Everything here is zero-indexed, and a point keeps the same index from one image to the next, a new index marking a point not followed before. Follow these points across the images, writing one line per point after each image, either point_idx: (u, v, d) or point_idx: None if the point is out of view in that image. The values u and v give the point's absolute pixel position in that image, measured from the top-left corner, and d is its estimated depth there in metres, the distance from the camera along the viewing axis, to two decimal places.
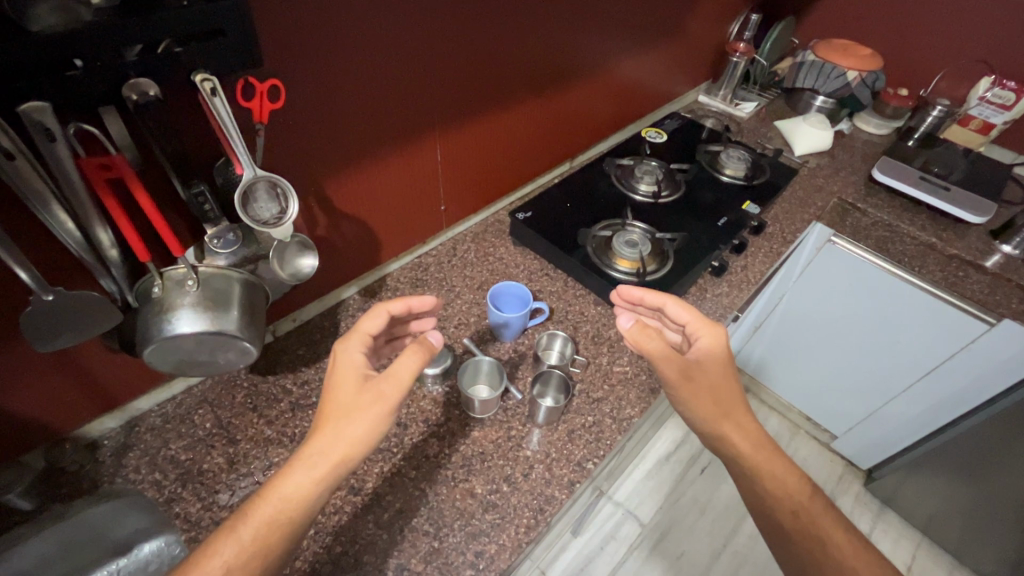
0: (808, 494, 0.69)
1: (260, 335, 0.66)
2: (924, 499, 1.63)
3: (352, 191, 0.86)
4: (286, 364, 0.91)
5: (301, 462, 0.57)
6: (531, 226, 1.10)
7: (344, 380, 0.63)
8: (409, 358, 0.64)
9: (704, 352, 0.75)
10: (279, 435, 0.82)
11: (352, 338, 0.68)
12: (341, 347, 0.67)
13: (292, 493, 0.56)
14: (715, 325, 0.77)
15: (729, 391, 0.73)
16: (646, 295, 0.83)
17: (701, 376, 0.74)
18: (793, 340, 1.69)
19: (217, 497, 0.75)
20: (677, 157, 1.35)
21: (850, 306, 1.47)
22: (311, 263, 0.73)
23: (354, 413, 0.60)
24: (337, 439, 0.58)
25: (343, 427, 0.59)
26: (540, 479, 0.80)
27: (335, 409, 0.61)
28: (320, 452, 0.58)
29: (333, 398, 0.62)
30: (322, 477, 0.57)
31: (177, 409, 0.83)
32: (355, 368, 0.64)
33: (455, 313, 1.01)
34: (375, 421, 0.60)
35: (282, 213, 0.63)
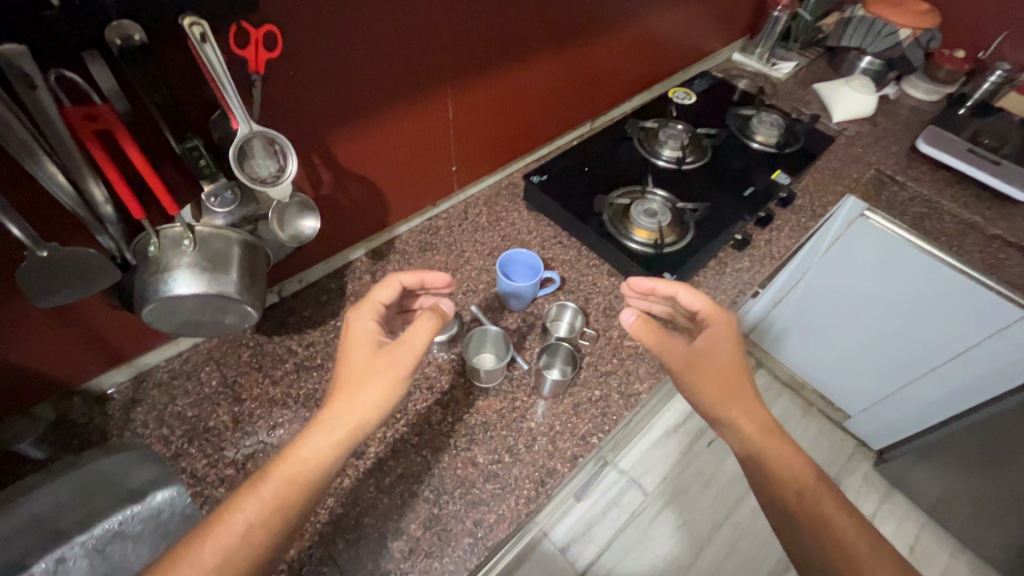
0: (816, 485, 0.67)
1: (260, 297, 0.65)
2: (936, 483, 1.60)
3: (358, 149, 0.82)
4: (292, 324, 0.90)
5: (320, 427, 0.57)
6: (546, 190, 1.05)
7: (359, 346, 0.63)
8: (422, 324, 0.63)
9: (714, 339, 0.72)
10: (283, 396, 0.82)
11: (365, 307, 0.68)
12: (354, 316, 0.67)
13: (311, 455, 0.56)
14: (724, 315, 0.74)
15: (738, 376, 0.70)
16: (658, 284, 0.79)
17: (706, 359, 0.71)
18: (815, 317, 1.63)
19: (223, 454, 0.75)
20: (705, 121, 1.26)
21: (877, 286, 1.41)
22: (312, 226, 0.69)
23: (370, 378, 0.60)
24: (355, 402, 0.58)
25: (361, 391, 0.59)
26: (542, 452, 0.79)
27: (351, 373, 0.61)
28: (339, 416, 0.58)
29: (349, 363, 0.62)
30: (342, 439, 0.57)
31: (184, 365, 0.84)
32: (371, 334, 0.64)
33: (463, 280, 0.99)
34: (393, 385, 0.60)
35: (281, 172, 0.60)
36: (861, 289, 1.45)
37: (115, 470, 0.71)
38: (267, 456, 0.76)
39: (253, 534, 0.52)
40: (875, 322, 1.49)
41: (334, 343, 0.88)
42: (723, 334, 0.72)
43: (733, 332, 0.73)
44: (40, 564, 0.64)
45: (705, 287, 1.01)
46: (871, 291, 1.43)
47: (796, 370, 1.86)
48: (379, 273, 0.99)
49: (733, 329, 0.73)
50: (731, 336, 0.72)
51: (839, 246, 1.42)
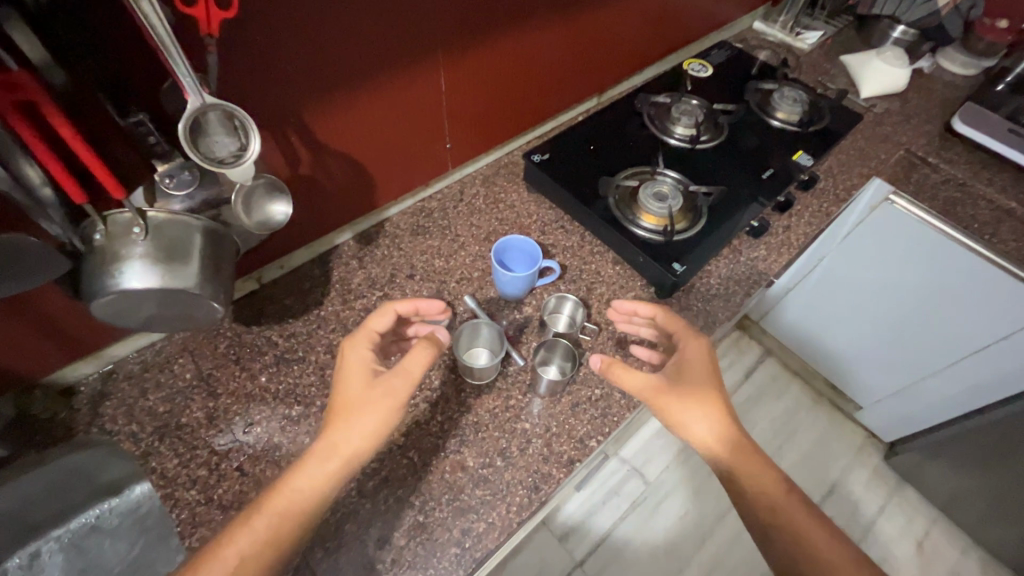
0: (794, 501, 0.65)
1: (225, 291, 0.59)
2: (949, 478, 1.55)
3: (338, 123, 0.75)
4: (273, 314, 0.85)
5: (313, 458, 0.58)
6: (547, 170, 0.97)
7: (354, 376, 0.63)
8: (416, 354, 0.63)
9: (685, 360, 0.72)
10: (261, 391, 0.77)
11: (359, 337, 0.67)
12: (349, 346, 0.66)
13: (304, 486, 0.57)
14: (696, 338, 0.74)
15: (715, 398, 0.68)
16: (631, 305, 0.81)
17: (672, 389, 0.69)
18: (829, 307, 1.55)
19: (196, 453, 0.71)
20: (723, 96, 1.16)
21: (895, 278, 1.35)
22: (283, 211, 0.62)
23: (365, 408, 0.60)
24: (348, 433, 0.59)
25: (353, 422, 0.59)
26: (537, 455, 0.74)
27: (345, 404, 0.61)
28: (333, 446, 0.58)
29: (343, 393, 0.62)
30: (336, 468, 0.58)
31: (156, 356, 0.78)
32: (365, 365, 0.64)
33: (456, 267, 0.92)
34: (387, 415, 0.60)
35: (241, 150, 0.52)
36: (879, 280, 1.38)
37: (85, 466, 0.70)
38: (243, 456, 0.71)
39: (246, 567, 0.53)
40: (892, 314, 1.41)
41: (317, 335, 0.83)
42: (695, 357, 0.72)
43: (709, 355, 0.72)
44: (15, 559, 0.68)
45: (716, 277, 0.95)
46: (887, 284, 1.37)
47: (807, 360, 1.79)
48: (367, 258, 0.92)
49: (706, 354, 0.72)
50: (705, 359, 0.71)
51: (858, 234, 1.34)
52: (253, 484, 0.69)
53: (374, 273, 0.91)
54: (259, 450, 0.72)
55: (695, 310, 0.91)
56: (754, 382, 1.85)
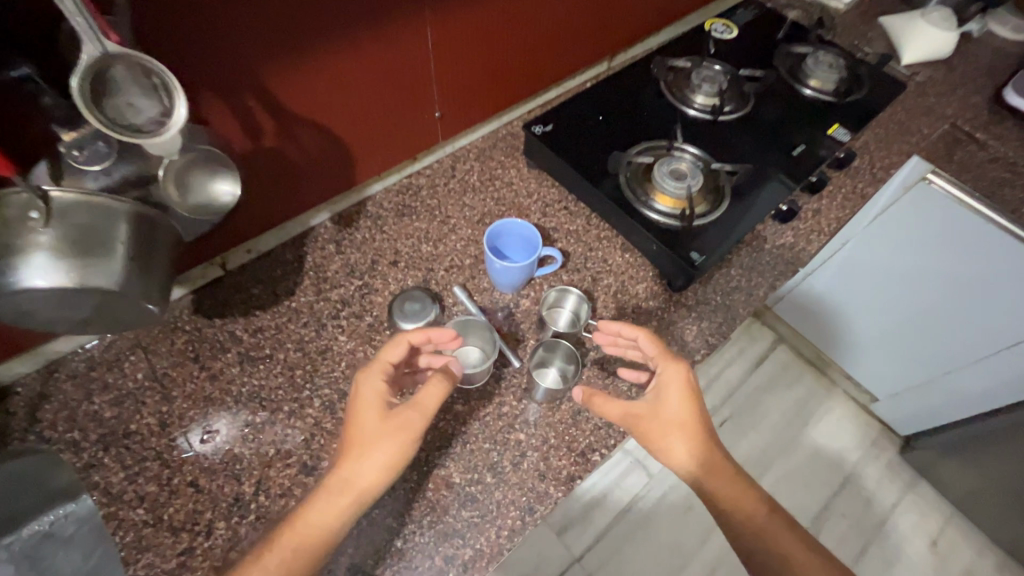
0: (784, 523, 0.61)
1: (160, 288, 0.49)
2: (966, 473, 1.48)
3: (306, 87, 0.64)
4: (239, 305, 0.75)
5: (324, 492, 0.54)
6: (551, 144, 0.86)
7: (366, 408, 0.58)
8: (430, 388, 0.59)
9: (664, 388, 0.64)
10: (222, 393, 0.68)
11: (374, 367, 0.61)
12: (362, 377, 0.60)
13: (316, 522, 0.53)
14: (675, 363, 0.64)
15: (694, 427, 0.62)
16: (626, 330, 0.67)
17: (651, 415, 0.63)
18: (848, 299, 1.43)
19: (144, 466, 0.62)
20: (751, 59, 1.02)
21: (926, 265, 1.22)
22: (230, 191, 0.51)
23: (377, 443, 0.55)
24: (362, 467, 0.54)
25: (365, 458, 0.54)
26: (532, 471, 0.65)
27: (357, 436, 0.56)
28: (344, 481, 0.54)
29: (357, 425, 0.57)
30: (351, 501, 0.54)
31: (105, 352, 0.69)
32: (377, 396, 0.59)
33: (446, 253, 0.82)
34: (401, 451, 0.55)
35: (165, 115, 0.42)
36: (908, 266, 1.25)
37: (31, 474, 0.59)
38: (199, 469, 0.63)
39: None
40: (917, 306, 1.30)
41: (286, 330, 0.74)
42: (673, 385, 0.63)
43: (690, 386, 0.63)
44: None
45: (736, 267, 0.85)
46: (917, 271, 1.25)
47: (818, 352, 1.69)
48: (345, 242, 0.82)
49: (686, 382, 0.63)
50: (683, 385, 0.63)
51: (887, 219, 1.21)
52: (209, 503, 0.61)
53: (353, 259, 0.81)
54: (218, 463, 0.63)
55: (713, 305, 0.81)
56: (767, 371, 1.72)
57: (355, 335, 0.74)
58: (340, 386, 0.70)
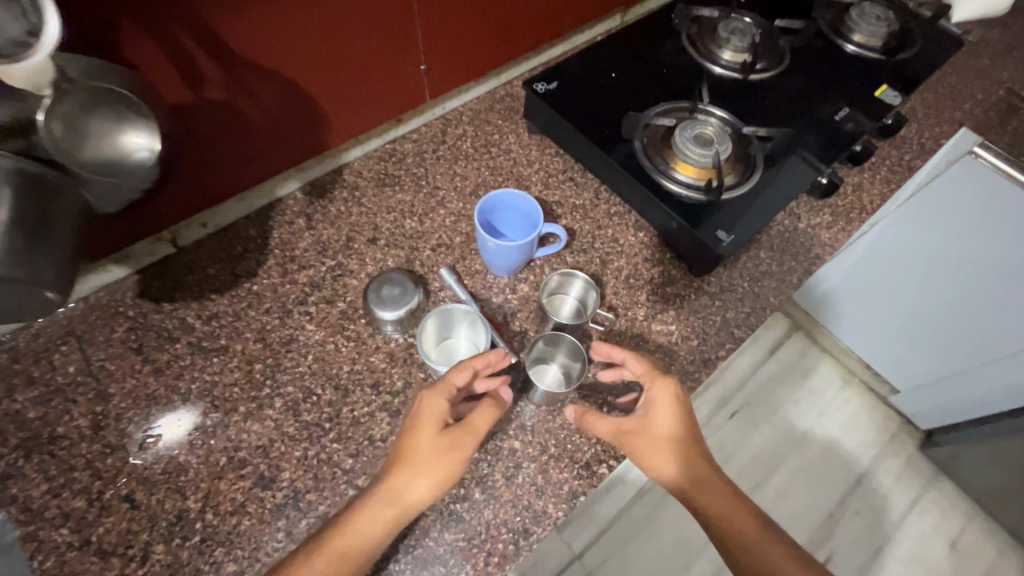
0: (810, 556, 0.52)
1: (58, 270, 0.39)
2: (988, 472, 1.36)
3: (259, 24, 0.53)
4: (191, 287, 0.65)
5: (376, 499, 0.49)
6: (555, 104, 0.74)
7: (426, 420, 0.51)
8: (487, 412, 0.52)
9: (649, 408, 0.55)
10: (168, 392, 0.58)
11: (440, 388, 0.53)
12: (427, 395, 0.53)
13: (363, 531, 0.48)
14: (663, 379, 0.56)
15: (686, 445, 0.54)
16: (614, 352, 0.59)
17: (640, 433, 0.54)
18: (870, 302, 1.22)
19: (72, 478, 0.53)
20: (786, 10, 0.89)
21: (961, 252, 0.99)
22: (146, 144, 0.40)
23: (434, 464, 0.49)
24: (417, 481, 0.49)
25: (418, 477, 0.49)
26: (527, 487, 0.56)
27: (412, 451, 0.50)
28: (395, 492, 0.49)
29: (413, 438, 0.51)
30: (402, 515, 0.49)
31: (32, 342, 0.59)
32: (436, 414, 0.52)
33: (433, 230, 0.72)
34: (451, 475, 0.50)
35: (32, 35, 0.31)
36: (938, 254, 1.02)
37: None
38: (136, 482, 0.53)
39: None
40: (941, 300, 1.09)
41: (246, 317, 0.63)
42: (660, 404, 0.55)
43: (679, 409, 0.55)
44: None
45: (766, 249, 0.75)
46: (948, 259, 1.01)
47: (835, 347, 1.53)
48: (316, 216, 0.71)
49: (675, 401, 0.55)
50: (674, 405, 0.55)
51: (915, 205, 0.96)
52: (146, 522, 0.52)
53: (325, 236, 0.70)
54: (158, 474, 0.54)
55: (739, 293, 0.71)
56: (780, 361, 1.57)
57: (324, 325, 0.64)
58: (306, 384, 0.60)
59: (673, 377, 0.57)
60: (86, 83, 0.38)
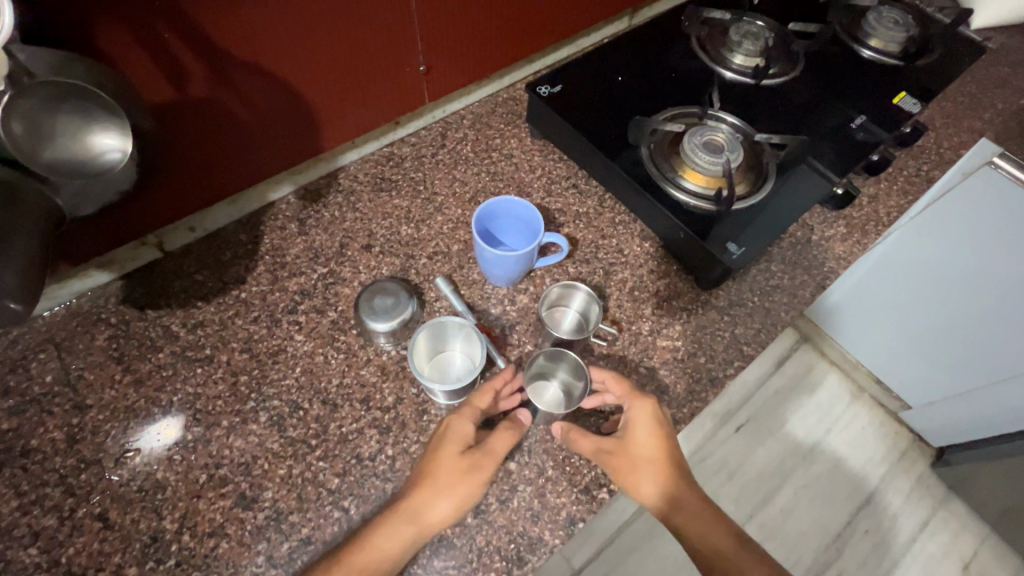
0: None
1: (23, 277, 0.36)
2: (999, 493, 1.31)
3: (244, 19, 0.50)
4: (177, 294, 0.62)
5: (394, 516, 0.47)
6: (558, 108, 0.71)
7: (450, 440, 0.50)
8: (510, 438, 0.51)
9: (630, 427, 0.53)
10: (148, 404, 0.56)
11: (466, 411, 0.52)
12: (455, 417, 0.52)
13: (381, 550, 0.46)
14: (644, 397, 0.54)
15: (672, 465, 0.51)
16: (593, 373, 0.57)
17: (621, 452, 0.52)
18: (885, 322, 1.16)
19: (43, 495, 0.51)
20: (799, 13, 0.86)
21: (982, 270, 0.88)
22: (117, 145, 0.39)
23: (453, 483, 0.47)
24: (438, 502, 0.47)
25: (437, 495, 0.47)
26: (523, 511, 0.53)
27: (434, 470, 0.48)
28: (413, 511, 0.47)
29: (436, 458, 0.49)
30: (421, 535, 0.46)
31: (9, 350, 0.57)
32: (461, 435, 0.50)
33: (430, 237, 0.69)
34: (472, 495, 0.48)
35: None
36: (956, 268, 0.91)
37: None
38: (110, 499, 0.51)
39: None
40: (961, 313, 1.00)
41: (232, 326, 0.61)
42: (641, 423, 0.53)
43: (659, 429, 0.53)
44: None
45: (778, 262, 0.71)
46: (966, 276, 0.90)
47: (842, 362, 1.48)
48: (310, 221, 0.69)
49: (655, 419, 0.53)
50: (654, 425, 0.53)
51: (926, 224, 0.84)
52: (119, 543, 0.49)
53: (318, 242, 0.67)
54: (135, 491, 0.51)
55: (749, 307, 0.68)
56: (785, 374, 1.51)
57: (314, 335, 0.61)
58: (293, 398, 0.57)
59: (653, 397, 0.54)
60: (47, 78, 0.36)
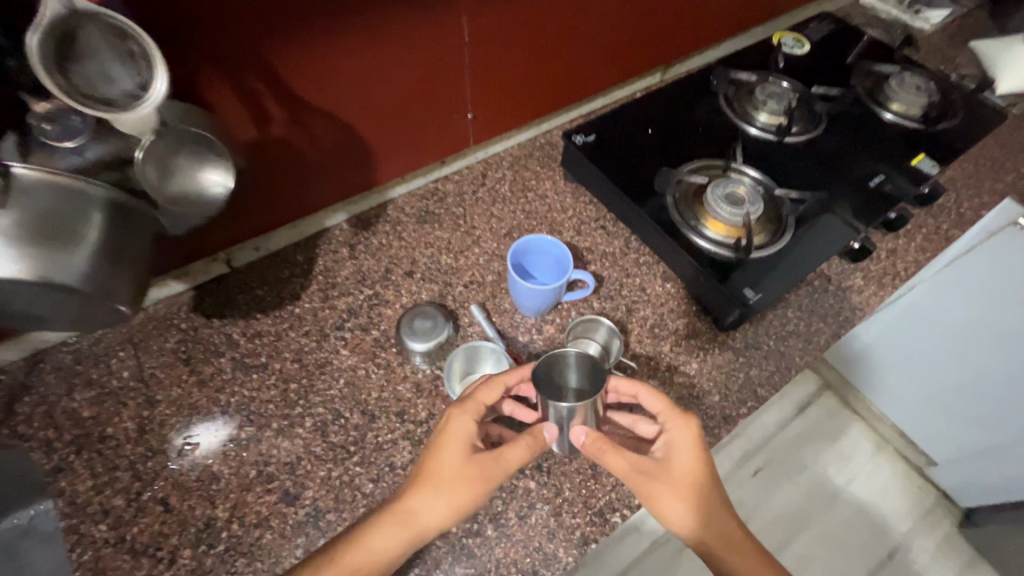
0: None
1: (132, 286, 0.43)
2: None
3: (322, 74, 0.59)
4: (239, 306, 0.69)
5: (390, 517, 0.50)
6: (591, 155, 0.78)
7: (451, 444, 0.52)
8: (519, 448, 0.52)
9: (670, 449, 0.54)
10: (209, 403, 0.62)
11: (468, 407, 0.55)
12: (456, 414, 0.54)
13: (375, 547, 0.49)
14: (684, 417, 0.55)
15: (703, 493, 0.53)
16: (623, 386, 0.59)
17: (661, 474, 0.53)
18: (907, 374, 1.16)
19: (115, 477, 0.57)
20: (823, 77, 0.92)
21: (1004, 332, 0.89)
22: (221, 181, 0.46)
23: (452, 487, 0.50)
24: (435, 502, 0.50)
25: (435, 497, 0.50)
26: (540, 528, 0.57)
27: (433, 469, 0.52)
28: (410, 511, 0.50)
29: (437, 456, 0.52)
30: (415, 536, 0.50)
31: (93, 346, 0.65)
32: (463, 436, 0.53)
33: (466, 267, 0.75)
34: (470, 500, 0.50)
35: (142, 88, 0.37)
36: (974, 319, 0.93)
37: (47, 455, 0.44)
38: (172, 486, 0.57)
39: None
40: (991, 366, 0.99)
41: (286, 338, 0.67)
42: (681, 445, 0.54)
43: (697, 448, 0.54)
44: None
45: (794, 308, 0.75)
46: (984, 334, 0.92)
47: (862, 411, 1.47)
48: (359, 247, 0.76)
49: (694, 442, 0.54)
50: (695, 446, 0.54)
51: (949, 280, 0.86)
52: (176, 526, 0.55)
53: (366, 266, 0.74)
54: (193, 480, 0.57)
55: (764, 350, 0.71)
56: (808, 420, 1.49)
57: (358, 350, 0.67)
58: (335, 407, 0.63)
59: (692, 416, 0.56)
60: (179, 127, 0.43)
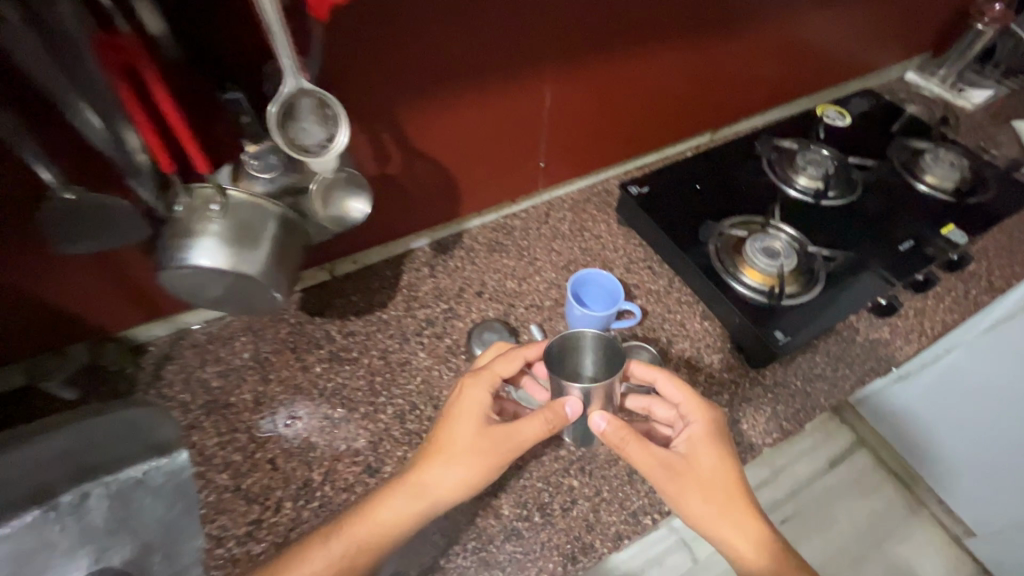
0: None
1: (290, 279, 0.56)
2: None
3: (432, 128, 0.73)
4: (337, 308, 0.83)
5: (403, 490, 0.57)
6: (644, 205, 0.89)
7: (464, 420, 0.61)
8: (534, 417, 0.59)
9: (692, 445, 0.62)
10: (310, 385, 0.75)
11: (484, 377, 0.65)
12: (469, 386, 0.63)
13: (387, 515, 0.56)
14: (708, 411, 0.64)
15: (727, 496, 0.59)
16: (643, 372, 0.68)
17: (683, 468, 0.60)
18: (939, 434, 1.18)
19: (235, 437, 0.70)
20: (861, 148, 1.01)
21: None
22: (361, 208, 0.60)
23: (463, 455, 0.58)
24: (446, 471, 0.57)
25: (447, 466, 0.57)
26: (581, 521, 0.65)
27: (446, 443, 0.59)
28: (422, 482, 0.57)
29: (449, 430, 0.60)
30: (425, 502, 0.57)
31: (222, 330, 0.79)
32: (477, 405, 0.62)
33: (528, 292, 0.87)
34: (481, 468, 0.57)
35: (327, 141, 0.50)
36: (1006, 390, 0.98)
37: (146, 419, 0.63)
38: (279, 449, 0.69)
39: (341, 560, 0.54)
40: None
41: (374, 338, 0.80)
42: (700, 440, 0.62)
43: (719, 446, 0.61)
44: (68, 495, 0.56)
45: (822, 354, 0.82)
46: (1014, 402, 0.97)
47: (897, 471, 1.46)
48: (438, 267, 0.89)
49: (713, 439, 0.62)
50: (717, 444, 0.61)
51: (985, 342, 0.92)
52: (281, 481, 0.67)
53: (443, 284, 0.87)
54: (295, 447, 0.70)
55: (792, 389, 0.79)
56: (841, 475, 1.43)
57: (433, 354, 0.79)
58: (412, 399, 0.74)
59: (713, 414, 0.64)
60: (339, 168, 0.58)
